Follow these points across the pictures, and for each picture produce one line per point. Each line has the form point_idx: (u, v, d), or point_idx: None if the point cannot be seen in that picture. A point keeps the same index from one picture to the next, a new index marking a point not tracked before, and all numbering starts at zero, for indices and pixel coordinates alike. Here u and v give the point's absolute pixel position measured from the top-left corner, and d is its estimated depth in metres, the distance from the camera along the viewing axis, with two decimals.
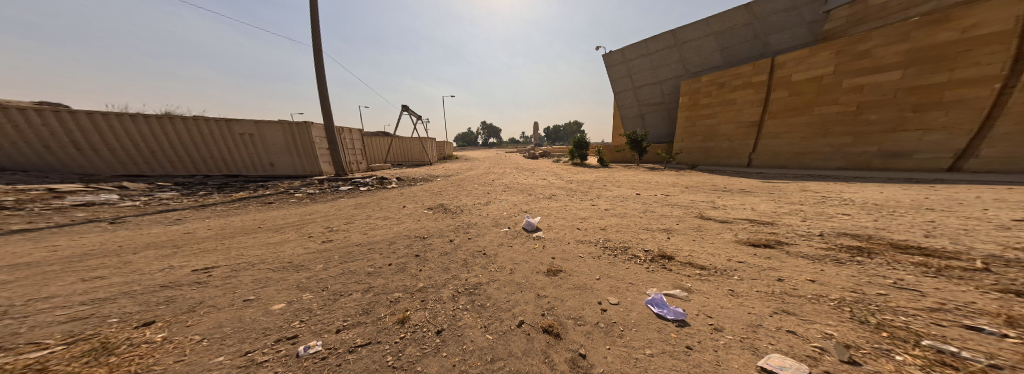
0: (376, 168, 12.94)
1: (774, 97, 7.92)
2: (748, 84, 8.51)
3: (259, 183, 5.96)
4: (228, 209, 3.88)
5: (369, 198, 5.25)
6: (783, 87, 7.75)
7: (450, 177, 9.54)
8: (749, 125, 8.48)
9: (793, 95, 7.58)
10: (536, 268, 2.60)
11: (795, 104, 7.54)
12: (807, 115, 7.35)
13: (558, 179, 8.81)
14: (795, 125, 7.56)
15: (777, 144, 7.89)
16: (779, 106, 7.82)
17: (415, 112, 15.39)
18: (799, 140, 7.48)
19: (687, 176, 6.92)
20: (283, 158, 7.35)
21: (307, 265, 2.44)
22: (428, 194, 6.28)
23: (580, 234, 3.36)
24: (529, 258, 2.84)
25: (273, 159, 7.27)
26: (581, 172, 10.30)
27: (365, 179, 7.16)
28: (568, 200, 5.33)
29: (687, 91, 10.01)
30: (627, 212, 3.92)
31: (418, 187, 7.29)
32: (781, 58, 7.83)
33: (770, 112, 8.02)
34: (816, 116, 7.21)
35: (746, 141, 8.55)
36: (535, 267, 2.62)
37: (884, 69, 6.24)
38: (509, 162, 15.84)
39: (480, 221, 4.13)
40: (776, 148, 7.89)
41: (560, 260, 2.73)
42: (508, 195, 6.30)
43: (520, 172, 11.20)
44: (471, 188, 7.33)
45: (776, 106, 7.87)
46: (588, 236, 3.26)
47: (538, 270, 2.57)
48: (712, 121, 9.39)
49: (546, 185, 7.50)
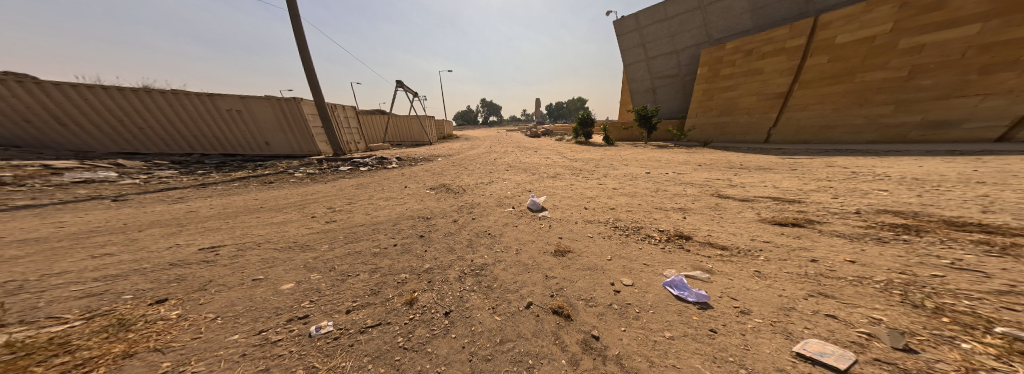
0: (376, 148, 12.82)
1: (810, 64, 7.05)
2: (780, 51, 7.60)
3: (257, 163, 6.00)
4: (229, 189, 3.91)
5: (370, 179, 5.17)
6: (822, 52, 6.85)
7: (453, 157, 9.38)
8: (773, 98, 7.80)
9: (834, 61, 6.72)
10: (542, 249, 2.53)
11: (833, 72, 6.74)
12: (845, 84, 6.60)
13: (561, 158, 8.60)
14: (828, 96, 6.86)
15: (803, 118, 7.30)
16: (813, 75, 7.02)
17: (410, 88, 14.84)
18: (829, 112, 6.88)
19: (698, 152, 6.63)
20: (276, 136, 7.35)
21: (312, 245, 2.39)
22: (431, 174, 6.18)
23: (589, 214, 3.24)
24: (536, 238, 2.77)
25: (266, 137, 7.29)
26: (587, 150, 10.00)
27: (364, 159, 7.11)
28: (574, 179, 5.17)
29: (706, 61, 9.16)
30: (637, 191, 3.77)
31: (420, 167, 7.17)
32: (826, 16, 6.81)
33: (802, 81, 7.22)
34: (857, 84, 6.47)
35: (768, 115, 7.96)
36: (541, 247, 2.55)
37: (957, 24, 5.33)
38: (511, 141, 15.48)
39: (484, 201, 4.04)
40: (802, 121, 7.33)
41: (568, 240, 2.65)
42: (511, 174, 6.16)
43: (522, 150, 10.94)
44: (473, 168, 7.20)
45: (811, 74, 7.05)
46: (597, 215, 3.15)
47: (545, 250, 2.49)
48: (731, 94, 8.65)
49: (550, 164, 7.29)
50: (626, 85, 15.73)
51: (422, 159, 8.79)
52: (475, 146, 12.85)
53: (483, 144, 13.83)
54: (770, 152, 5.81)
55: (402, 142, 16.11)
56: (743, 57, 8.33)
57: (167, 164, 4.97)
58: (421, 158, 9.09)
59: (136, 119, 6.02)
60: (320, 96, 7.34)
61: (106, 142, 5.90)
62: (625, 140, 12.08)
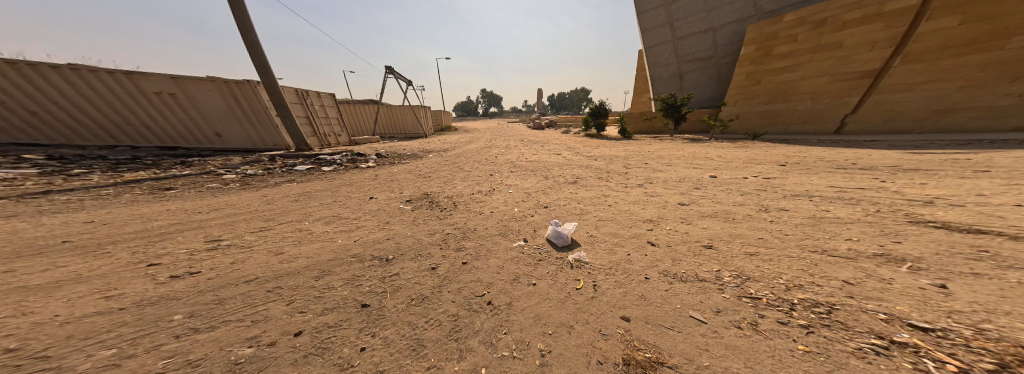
0: (360, 142, 11.52)
1: (926, 29, 5.25)
2: (870, 17, 5.89)
3: (183, 159, 4.45)
4: (85, 199, 2.40)
5: (326, 184, 3.78)
6: (949, 12, 5.03)
7: (446, 153, 7.96)
8: (854, 78, 6.12)
9: (971, 22, 4.86)
10: (595, 354, 1.20)
11: (965, 37, 4.90)
12: (985, 52, 4.81)
13: (576, 154, 7.19)
14: (951, 70, 5.06)
15: (903, 101, 5.53)
16: (925, 45, 5.26)
17: (399, 75, 13.36)
18: (953, 91, 5.08)
19: (759, 147, 5.21)
20: (231, 125, 5.91)
21: (78, 355, 0.99)
22: (414, 179, 4.78)
23: (668, 257, 1.82)
24: (572, 316, 1.46)
25: (219, 126, 5.84)
26: (608, 145, 8.55)
27: (333, 158, 5.77)
28: (606, 186, 3.76)
29: (756, 39, 7.68)
30: (720, 207, 2.39)
31: (404, 167, 5.77)
32: None
33: (907, 54, 5.46)
34: (1008, 52, 4.67)
35: (845, 99, 6.26)
36: (592, 348, 1.21)
37: None
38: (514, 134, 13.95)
39: (482, 226, 2.65)
40: (900, 105, 5.57)
41: (646, 328, 1.33)
42: (517, 178, 4.75)
43: (529, 145, 9.50)
44: (471, 168, 5.77)
45: (926, 43, 5.26)
46: (682, 263, 1.73)
47: (603, 360, 1.16)
48: (790, 76, 7.12)
49: (564, 163, 5.88)
50: (641, 73, 14.20)
51: (408, 157, 7.40)
52: (473, 140, 11.39)
53: (481, 138, 12.36)
54: (870, 147, 4.37)
55: (394, 134, 14.72)
56: (812, 30, 6.75)
57: (39, 160, 3.43)
58: (408, 155, 7.68)
59: (15, 100, 4.35)
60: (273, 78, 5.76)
61: None
62: (645, 133, 10.60)
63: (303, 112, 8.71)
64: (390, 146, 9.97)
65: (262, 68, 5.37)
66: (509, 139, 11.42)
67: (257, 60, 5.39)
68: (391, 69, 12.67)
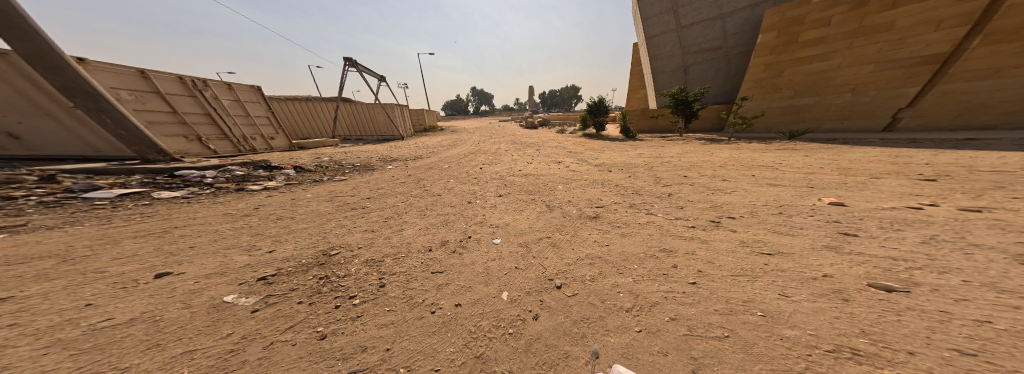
0: (306, 146, 9.20)
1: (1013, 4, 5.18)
2: None
3: None
4: None
5: (97, 230, 2.01)
6: None
7: (416, 161, 6.12)
8: (911, 65, 6.19)
9: None
10: None
11: None
12: None
13: (580, 167, 5.86)
14: None
15: (976, 90, 5.52)
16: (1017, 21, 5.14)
17: (364, 67, 10.96)
18: None
19: (810, 148, 4.17)
20: (31, 122, 4.08)
21: None
22: (337, 213, 2.92)
23: None
24: None
25: (11, 122, 3.94)
26: (610, 152, 7.40)
27: (204, 173, 3.67)
28: (657, 234, 2.27)
29: (779, 25, 7.96)
30: (976, 322, 1.05)
31: (339, 187, 3.86)
32: None
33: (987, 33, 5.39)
34: None
35: (903, 89, 6.29)
36: None
37: None
38: (503, 134, 12.49)
39: (439, 360, 1.32)
40: (979, 96, 5.50)
41: None
42: (511, 206, 3.26)
43: (523, 149, 8.08)
44: (445, 187, 4.08)
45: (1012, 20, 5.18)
46: None
47: None
48: (829, 64, 7.22)
49: (568, 184, 4.43)
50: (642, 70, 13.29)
51: (358, 167, 5.35)
52: (453, 143, 9.54)
53: (469, 139, 10.57)
54: (954, 149, 3.43)
55: (361, 136, 11.65)
56: (851, 10, 6.84)
57: None
58: (360, 164, 5.65)
59: None
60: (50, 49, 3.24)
61: None
62: (654, 132, 11.01)
63: (201, 109, 6.37)
64: (342, 152, 7.81)
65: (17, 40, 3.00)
66: (499, 141, 9.90)
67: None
68: (350, 61, 10.30)
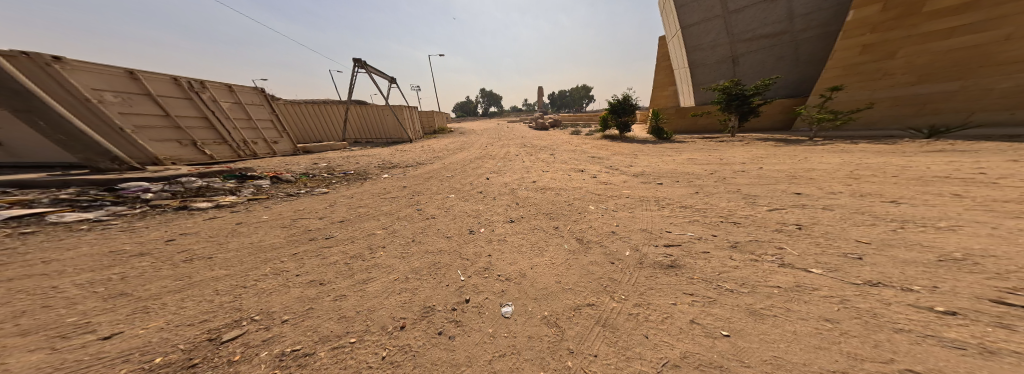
0: (314, 148, 8.79)
1: None
2: None
3: None
4: None
5: None
6: None
7: (418, 167, 5.29)
8: None
9: None
10: None
11: None
12: None
13: (612, 177, 4.75)
14: None
15: None
16: None
17: (375, 68, 10.57)
18: None
19: (978, 153, 2.83)
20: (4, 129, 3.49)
21: None
22: (283, 250, 2.09)
23: None
24: None
25: None
26: (644, 159, 6.18)
27: (147, 185, 2.91)
28: (819, 323, 1.26)
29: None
30: None
31: (311, 206, 3.06)
32: None
33: None
34: None
35: None
36: None
37: None
38: (515, 136, 11.57)
39: None
40: None
41: None
42: (519, 246, 2.54)
43: (535, 154, 7.08)
44: (446, 211, 3.34)
45: None
46: None
47: None
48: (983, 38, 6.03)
49: (601, 205, 3.43)
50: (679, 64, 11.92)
51: (350, 176, 4.50)
52: (462, 145, 8.70)
53: (478, 141, 9.78)
54: None
55: (371, 140, 11.19)
56: None
57: None
58: (354, 172, 4.78)
59: None
60: None
61: None
62: (700, 131, 9.84)
63: (195, 111, 5.90)
64: (346, 155, 7.22)
65: None
66: (509, 144, 8.94)
67: None
68: (360, 61, 9.89)
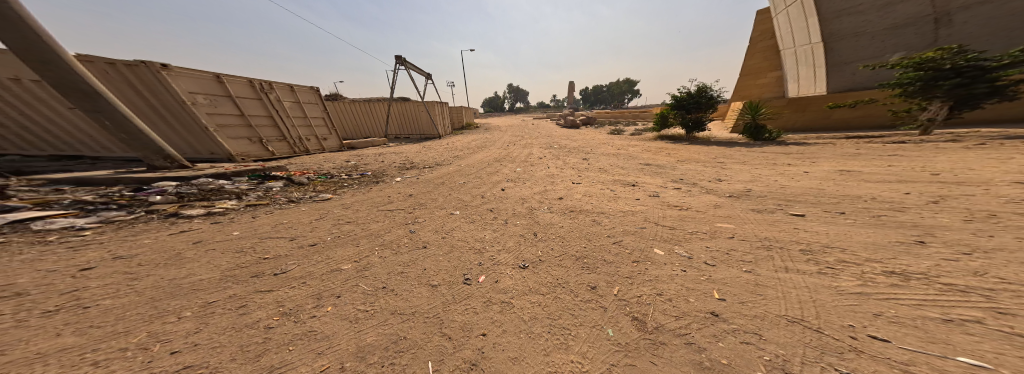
0: (358, 145, 9.29)
1: None
2: None
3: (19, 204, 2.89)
4: None
5: None
6: None
7: (433, 169, 4.72)
8: None
9: None
10: None
11: None
12: None
13: (688, 198, 3.25)
14: None
15: None
16: None
17: (413, 65, 10.61)
18: None
19: None
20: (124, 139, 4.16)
21: None
22: (201, 297, 1.55)
23: None
24: None
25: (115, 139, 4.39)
26: (727, 170, 4.34)
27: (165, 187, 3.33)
28: None
29: None
30: None
31: (294, 220, 2.64)
32: None
33: None
34: None
35: None
36: None
37: None
38: (552, 138, 10.43)
39: None
40: None
41: None
42: (531, 324, 1.55)
43: (564, 157, 5.87)
44: (443, 237, 2.56)
45: None
46: None
47: None
48: None
49: (675, 252, 2.13)
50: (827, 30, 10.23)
51: (365, 178, 4.06)
52: (484, 144, 8.06)
53: (500, 139, 9.21)
54: None
55: (407, 137, 11.45)
56: None
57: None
58: (371, 174, 4.26)
59: None
60: (71, 73, 3.66)
61: None
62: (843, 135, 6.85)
63: (264, 111, 6.59)
64: (380, 152, 7.23)
65: (55, 66, 3.57)
66: (534, 144, 7.90)
67: (42, 56, 3.51)
68: (400, 59, 9.94)
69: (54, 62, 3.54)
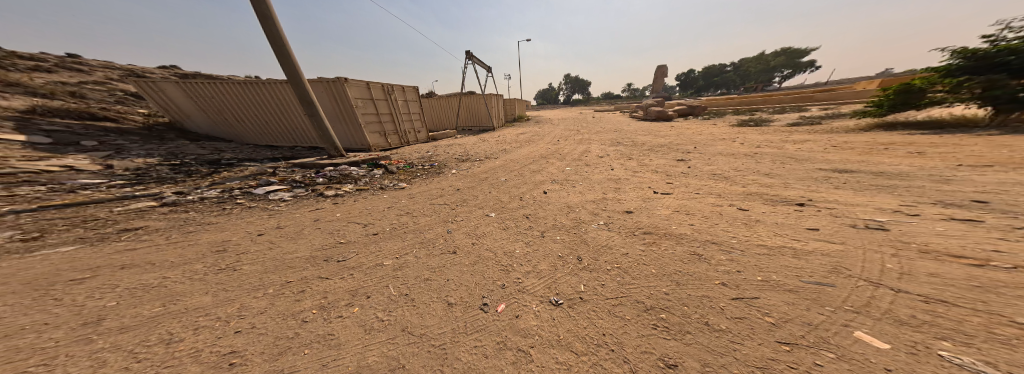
0: (438, 137, 10.71)
1: None
2: None
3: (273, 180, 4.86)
4: (157, 230, 2.94)
5: (171, 248, 2.37)
6: None
7: (481, 161, 4.97)
8: None
9: None
10: None
11: None
12: None
13: (875, 248, 1.87)
14: None
15: None
16: None
17: (475, 59, 11.26)
18: None
19: None
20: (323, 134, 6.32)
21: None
22: (285, 275, 1.97)
23: None
24: None
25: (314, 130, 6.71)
26: (983, 192, 2.58)
27: (338, 169, 4.67)
28: None
29: None
30: None
31: (373, 207, 3.17)
32: None
33: None
34: None
35: None
36: None
37: None
38: (630, 135, 8.94)
39: None
40: None
41: None
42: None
43: (631, 158, 5.44)
44: (474, 243, 2.46)
45: None
46: None
47: None
48: None
49: (964, 365, 0.99)
50: None
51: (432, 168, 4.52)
52: (532, 137, 8.35)
53: (551, 134, 9.12)
54: None
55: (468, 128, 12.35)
56: None
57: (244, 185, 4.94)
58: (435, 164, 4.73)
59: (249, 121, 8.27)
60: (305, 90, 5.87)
61: (252, 135, 8.53)
62: None
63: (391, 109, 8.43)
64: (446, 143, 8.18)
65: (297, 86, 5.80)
66: (593, 142, 7.40)
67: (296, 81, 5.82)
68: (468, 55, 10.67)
69: (297, 84, 5.80)
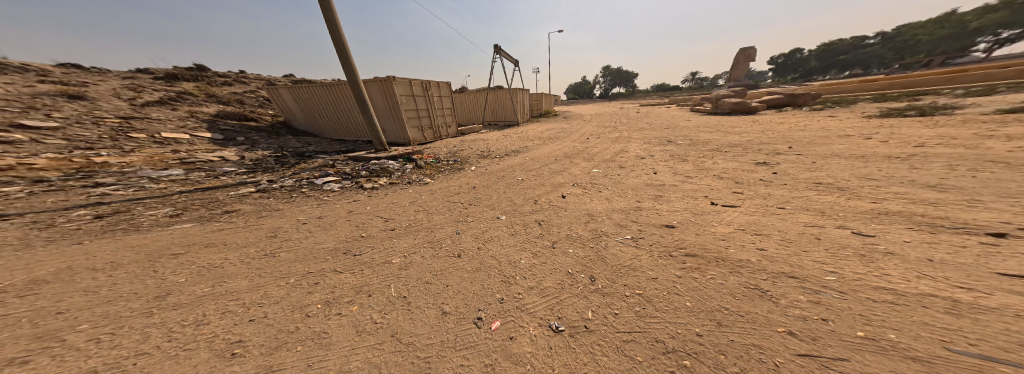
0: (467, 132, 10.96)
1: None
2: None
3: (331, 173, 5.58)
4: (240, 214, 3.62)
5: (240, 231, 2.86)
6: None
7: (502, 160, 4.90)
8: None
9: None
10: None
11: None
12: None
13: None
14: None
15: None
16: None
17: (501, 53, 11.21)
18: None
19: None
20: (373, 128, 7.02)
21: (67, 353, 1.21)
22: (307, 266, 2.16)
23: None
24: None
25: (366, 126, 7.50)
26: None
27: (379, 163, 5.05)
28: None
29: None
30: None
31: (397, 202, 3.34)
32: None
33: None
34: None
35: None
36: None
37: None
38: (685, 131, 7.65)
39: None
40: None
41: None
42: None
43: (680, 159, 4.58)
44: (479, 247, 2.33)
45: None
46: None
47: None
48: None
49: None
50: None
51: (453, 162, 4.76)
52: (557, 134, 7.95)
53: (579, 130, 8.56)
54: None
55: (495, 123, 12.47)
56: None
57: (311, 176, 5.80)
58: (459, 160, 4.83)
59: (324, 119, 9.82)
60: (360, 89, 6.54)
61: (326, 131, 10.14)
62: None
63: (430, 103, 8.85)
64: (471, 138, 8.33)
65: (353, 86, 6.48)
66: (633, 140, 6.57)
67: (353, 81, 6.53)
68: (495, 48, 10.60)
69: (354, 83, 6.48)
